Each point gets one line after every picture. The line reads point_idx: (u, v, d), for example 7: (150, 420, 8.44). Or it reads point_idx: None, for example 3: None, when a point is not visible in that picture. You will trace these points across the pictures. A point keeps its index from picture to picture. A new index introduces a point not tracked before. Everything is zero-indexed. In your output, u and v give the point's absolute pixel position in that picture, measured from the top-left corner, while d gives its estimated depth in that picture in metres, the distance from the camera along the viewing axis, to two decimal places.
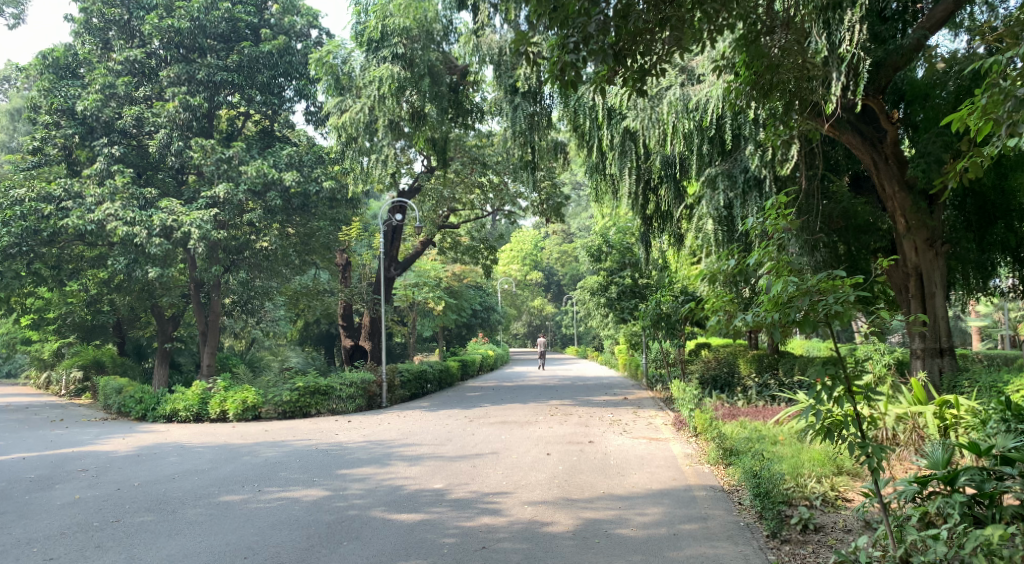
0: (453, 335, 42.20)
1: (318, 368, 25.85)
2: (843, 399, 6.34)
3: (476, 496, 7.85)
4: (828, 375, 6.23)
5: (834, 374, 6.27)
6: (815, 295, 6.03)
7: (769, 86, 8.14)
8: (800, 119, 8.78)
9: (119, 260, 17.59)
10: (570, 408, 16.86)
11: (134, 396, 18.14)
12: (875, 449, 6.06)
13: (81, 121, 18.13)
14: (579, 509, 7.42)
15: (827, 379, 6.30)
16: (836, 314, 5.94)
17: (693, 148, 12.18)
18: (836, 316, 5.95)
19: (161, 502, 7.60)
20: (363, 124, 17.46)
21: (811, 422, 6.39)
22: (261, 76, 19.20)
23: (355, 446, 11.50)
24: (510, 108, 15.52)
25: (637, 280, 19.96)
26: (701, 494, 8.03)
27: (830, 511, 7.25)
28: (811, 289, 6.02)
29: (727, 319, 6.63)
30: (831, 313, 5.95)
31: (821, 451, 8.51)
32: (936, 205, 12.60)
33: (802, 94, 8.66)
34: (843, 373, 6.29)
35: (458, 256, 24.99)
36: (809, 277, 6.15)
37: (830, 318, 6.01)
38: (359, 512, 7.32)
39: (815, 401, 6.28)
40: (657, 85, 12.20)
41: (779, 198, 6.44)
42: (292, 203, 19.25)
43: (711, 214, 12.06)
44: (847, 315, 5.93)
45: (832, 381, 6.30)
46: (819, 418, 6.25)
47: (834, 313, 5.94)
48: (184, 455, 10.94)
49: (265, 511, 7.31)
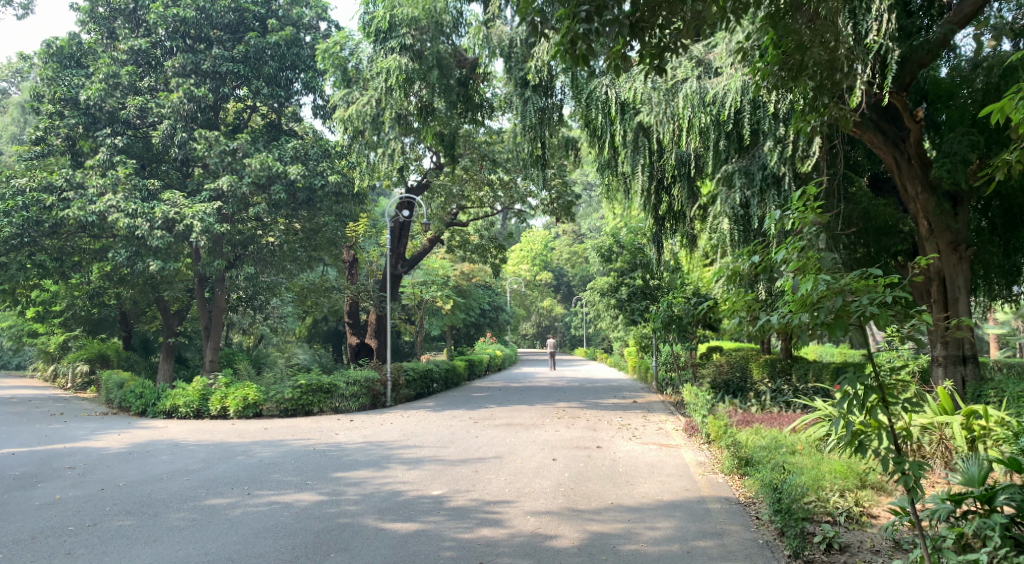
0: (461, 335, 41.78)
1: (322, 366, 25.49)
2: (876, 409, 5.80)
3: (476, 505, 7.40)
4: (858, 387, 5.68)
5: (867, 382, 5.74)
6: (848, 294, 5.55)
7: (799, 67, 7.69)
8: (831, 107, 8.21)
9: (121, 253, 17.23)
10: (578, 411, 16.38)
11: (134, 391, 17.78)
12: (912, 468, 5.55)
13: (85, 110, 17.74)
14: (586, 521, 6.96)
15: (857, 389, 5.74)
16: (872, 316, 5.46)
17: (709, 144, 11.62)
18: (870, 319, 5.47)
19: (144, 505, 7.19)
20: (370, 118, 16.94)
21: (839, 434, 5.87)
22: (268, 67, 18.76)
23: (354, 447, 11.08)
24: (521, 102, 15.03)
25: (649, 281, 19.42)
26: (715, 506, 7.56)
27: (855, 530, 6.76)
28: (844, 288, 5.54)
29: (747, 319, 6.16)
30: (866, 316, 5.46)
31: (843, 462, 8.01)
32: (961, 206, 12.09)
33: (830, 79, 8.17)
34: (878, 384, 5.74)
35: (467, 255, 24.56)
36: (840, 276, 5.68)
37: (863, 319, 5.53)
38: (350, 520, 6.89)
39: (847, 414, 5.75)
40: (672, 78, 11.73)
41: (807, 188, 5.88)
42: (297, 197, 18.68)
43: (726, 214, 11.58)
44: (884, 317, 5.45)
45: (864, 391, 5.74)
46: (849, 431, 5.75)
47: (868, 315, 5.46)
48: (177, 454, 10.55)
49: (252, 518, 6.89)
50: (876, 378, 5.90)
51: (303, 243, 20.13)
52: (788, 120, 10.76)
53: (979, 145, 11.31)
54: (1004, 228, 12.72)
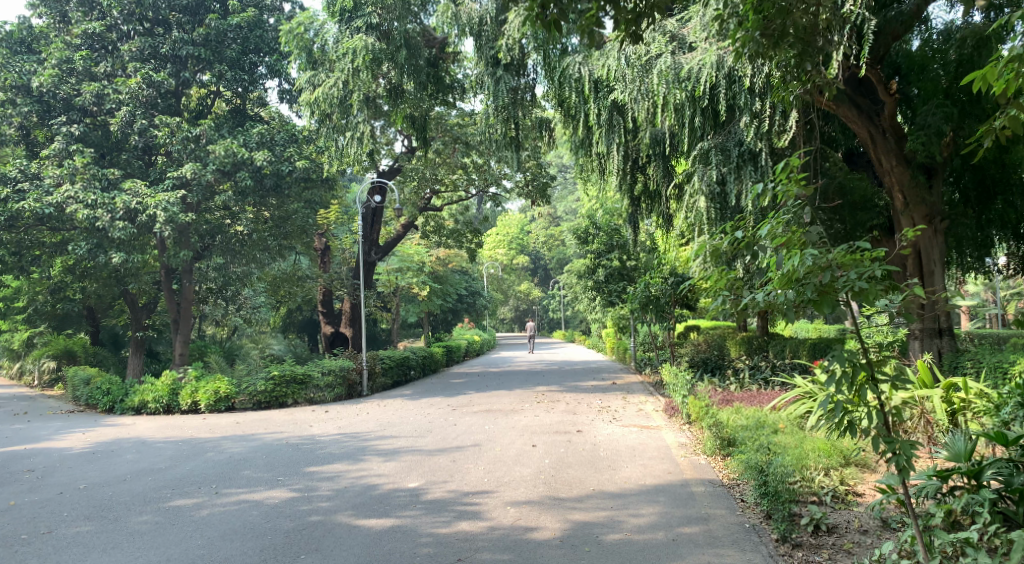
0: (439, 321, 41.47)
1: (297, 356, 25.08)
2: (864, 388, 5.60)
3: (454, 497, 7.17)
4: (847, 365, 5.49)
5: (854, 359, 5.53)
6: (836, 269, 5.32)
7: (781, 32, 7.58)
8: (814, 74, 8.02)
9: (82, 247, 16.71)
10: (558, 395, 16.17)
11: (101, 387, 17.34)
12: (903, 448, 5.39)
13: (37, 98, 17.08)
14: (568, 511, 6.75)
15: (845, 369, 5.53)
16: (860, 291, 5.25)
17: (685, 121, 11.31)
18: (859, 294, 5.25)
19: (105, 509, 6.88)
20: (337, 100, 16.47)
21: (825, 413, 5.67)
22: (230, 50, 18.39)
23: (328, 439, 10.78)
24: (492, 81, 14.71)
25: (626, 262, 19.25)
26: (699, 490, 7.38)
27: (841, 509, 6.62)
28: (831, 263, 5.32)
29: (732, 297, 5.88)
30: (854, 291, 5.24)
31: (825, 440, 7.86)
32: (935, 179, 12.00)
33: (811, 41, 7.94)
34: (866, 362, 5.55)
35: (442, 240, 24.11)
36: (826, 251, 5.46)
37: (850, 294, 5.33)
38: (323, 517, 6.62)
39: (837, 394, 5.56)
40: (645, 52, 11.38)
41: (791, 158, 5.60)
42: (264, 184, 18.16)
43: (702, 191, 11.35)
44: (873, 292, 5.25)
45: (853, 369, 5.54)
46: (837, 412, 5.56)
47: (857, 290, 5.24)
48: (143, 452, 10.22)
49: (218, 518, 6.60)
50: (863, 354, 5.71)
51: (273, 232, 19.68)
52: (764, 95, 10.65)
53: (953, 117, 11.23)
54: (977, 200, 12.64)
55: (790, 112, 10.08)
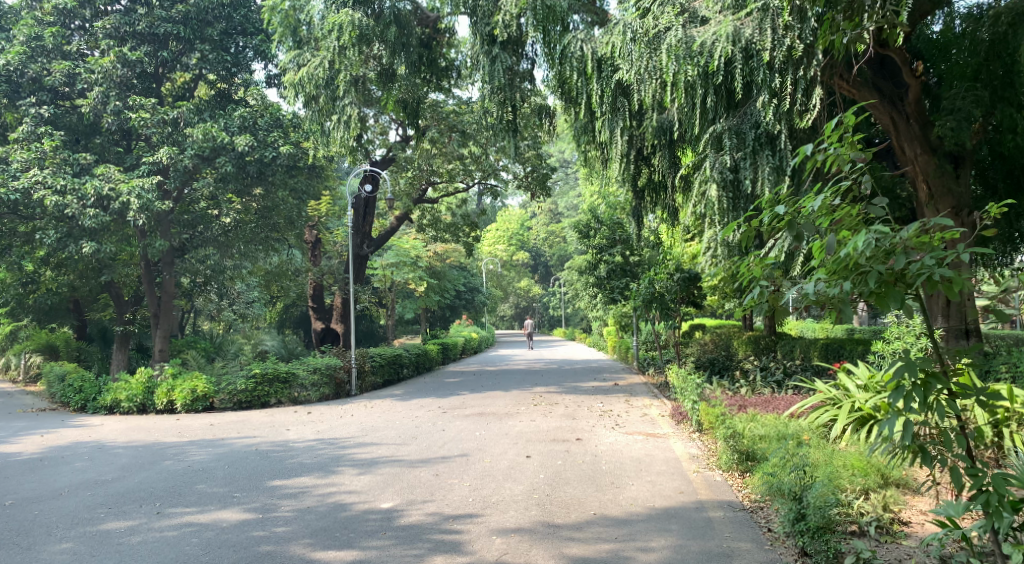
0: (437, 318, 40.42)
1: (288, 353, 24.11)
2: (943, 406, 4.48)
3: (433, 522, 6.17)
4: (919, 376, 4.36)
5: (932, 367, 4.40)
6: (910, 252, 4.29)
7: None
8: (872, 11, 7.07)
9: (51, 235, 15.72)
10: (556, 397, 15.13)
11: (73, 385, 16.35)
12: (993, 483, 4.38)
13: (5, 78, 16.04)
14: (564, 542, 5.75)
15: (915, 381, 4.40)
16: (940, 280, 4.21)
17: (696, 101, 9.99)
18: (940, 284, 4.21)
19: (20, 534, 5.91)
20: (322, 81, 15.50)
21: (891, 437, 4.55)
22: (212, 29, 17.41)
23: (303, 446, 9.77)
24: (488, 60, 13.49)
25: (629, 257, 18.18)
26: (717, 516, 6.38)
27: (887, 544, 5.64)
28: (902, 244, 4.28)
29: (770, 288, 4.80)
30: (934, 280, 4.21)
31: (860, 456, 6.79)
32: (963, 167, 10.85)
33: None
34: (940, 371, 4.45)
35: (438, 234, 23.02)
36: (893, 229, 4.43)
37: (926, 283, 4.31)
38: (275, 548, 5.63)
39: (906, 411, 4.43)
40: (653, 25, 10.30)
41: (848, 116, 4.56)
42: (247, 171, 17.08)
43: (714, 179, 9.96)
44: (955, 281, 4.24)
45: (924, 382, 4.41)
46: (906, 434, 4.43)
47: (937, 279, 4.20)
48: (97, 459, 9.24)
49: (150, 548, 5.62)
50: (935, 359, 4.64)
51: (260, 222, 18.92)
52: (785, 71, 9.40)
53: (984, 102, 10.07)
54: (1006, 192, 11.46)
55: (817, 90, 9.03)
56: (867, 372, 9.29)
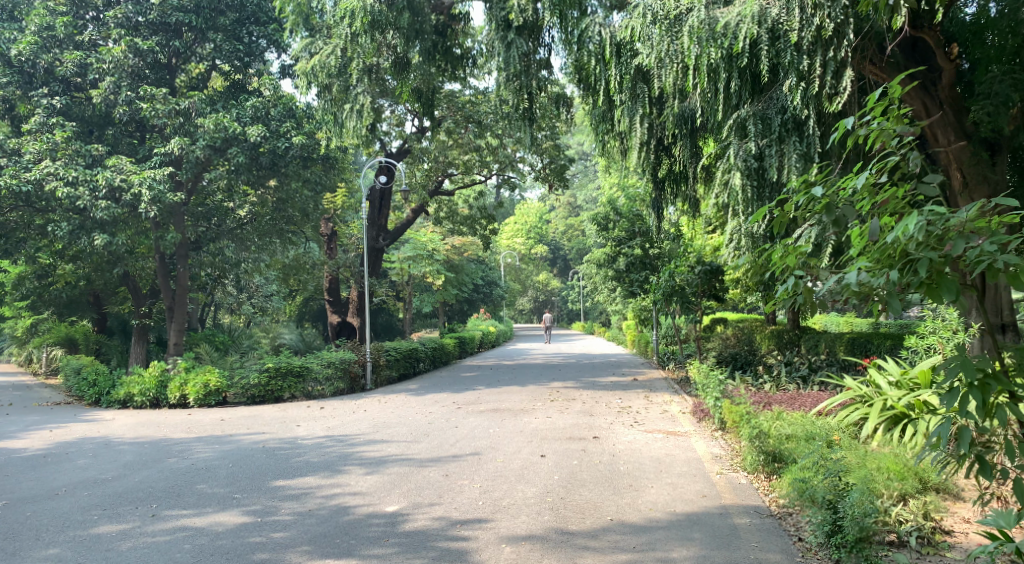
0: (455, 311, 40.11)
1: (305, 346, 23.90)
2: (1004, 410, 4.05)
3: (440, 528, 5.83)
4: (978, 377, 3.92)
5: (992, 366, 3.96)
6: (970, 237, 3.87)
7: None
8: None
9: (62, 228, 15.50)
10: (574, 392, 14.73)
11: (86, 378, 16.18)
12: None
13: (17, 69, 15.85)
14: (577, 552, 5.39)
15: (973, 383, 3.96)
16: (1003, 268, 3.79)
17: (720, 85, 9.42)
18: (1002, 273, 3.80)
19: (7, 539, 5.65)
20: (333, 70, 15.33)
21: (943, 445, 4.12)
22: (223, 18, 17.17)
23: (311, 444, 9.45)
24: (503, 46, 12.99)
25: (649, 249, 17.68)
26: (743, 523, 5.98)
27: (929, 556, 5.26)
28: (960, 228, 3.86)
29: (805, 279, 4.37)
30: (996, 269, 3.79)
31: (897, 460, 6.35)
32: (1000, 155, 10.22)
33: None
34: (1000, 371, 4.03)
35: (455, 227, 22.69)
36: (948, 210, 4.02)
37: (984, 271, 3.89)
38: (270, 556, 5.32)
39: (962, 417, 3.99)
40: (674, 6, 9.85)
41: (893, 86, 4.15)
42: (260, 162, 16.77)
43: (738, 166, 9.49)
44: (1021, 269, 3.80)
45: (982, 384, 3.98)
46: (964, 442, 4.00)
47: (999, 268, 3.78)
48: (100, 456, 8.99)
49: (140, 555, 5.32)
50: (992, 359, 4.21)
51: (274, 213, 18.57)
52: (814, 52, 8.82)
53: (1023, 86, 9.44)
54: None
55: (847, 71, 8.50)
56: (898, 368, 8.85)
